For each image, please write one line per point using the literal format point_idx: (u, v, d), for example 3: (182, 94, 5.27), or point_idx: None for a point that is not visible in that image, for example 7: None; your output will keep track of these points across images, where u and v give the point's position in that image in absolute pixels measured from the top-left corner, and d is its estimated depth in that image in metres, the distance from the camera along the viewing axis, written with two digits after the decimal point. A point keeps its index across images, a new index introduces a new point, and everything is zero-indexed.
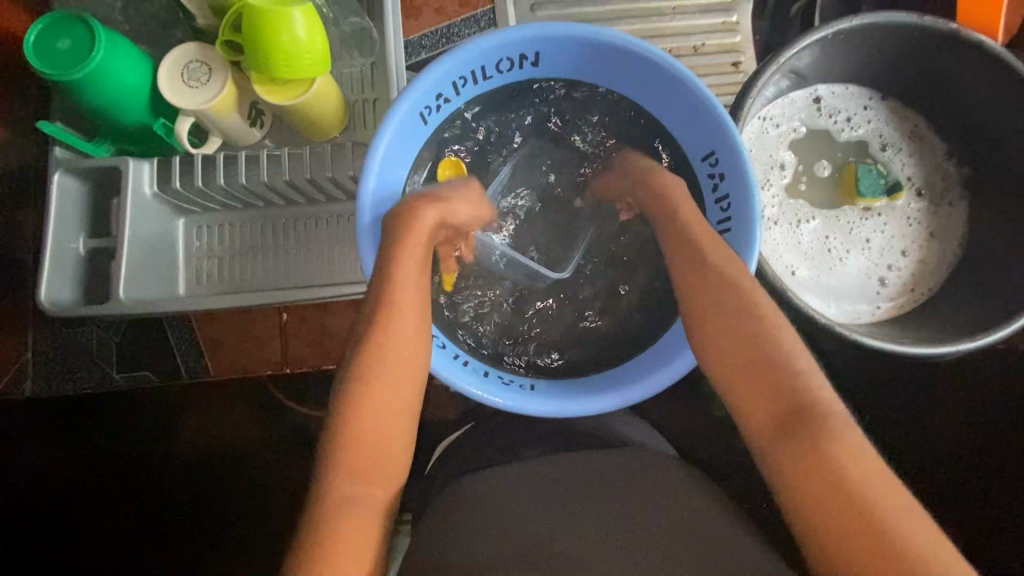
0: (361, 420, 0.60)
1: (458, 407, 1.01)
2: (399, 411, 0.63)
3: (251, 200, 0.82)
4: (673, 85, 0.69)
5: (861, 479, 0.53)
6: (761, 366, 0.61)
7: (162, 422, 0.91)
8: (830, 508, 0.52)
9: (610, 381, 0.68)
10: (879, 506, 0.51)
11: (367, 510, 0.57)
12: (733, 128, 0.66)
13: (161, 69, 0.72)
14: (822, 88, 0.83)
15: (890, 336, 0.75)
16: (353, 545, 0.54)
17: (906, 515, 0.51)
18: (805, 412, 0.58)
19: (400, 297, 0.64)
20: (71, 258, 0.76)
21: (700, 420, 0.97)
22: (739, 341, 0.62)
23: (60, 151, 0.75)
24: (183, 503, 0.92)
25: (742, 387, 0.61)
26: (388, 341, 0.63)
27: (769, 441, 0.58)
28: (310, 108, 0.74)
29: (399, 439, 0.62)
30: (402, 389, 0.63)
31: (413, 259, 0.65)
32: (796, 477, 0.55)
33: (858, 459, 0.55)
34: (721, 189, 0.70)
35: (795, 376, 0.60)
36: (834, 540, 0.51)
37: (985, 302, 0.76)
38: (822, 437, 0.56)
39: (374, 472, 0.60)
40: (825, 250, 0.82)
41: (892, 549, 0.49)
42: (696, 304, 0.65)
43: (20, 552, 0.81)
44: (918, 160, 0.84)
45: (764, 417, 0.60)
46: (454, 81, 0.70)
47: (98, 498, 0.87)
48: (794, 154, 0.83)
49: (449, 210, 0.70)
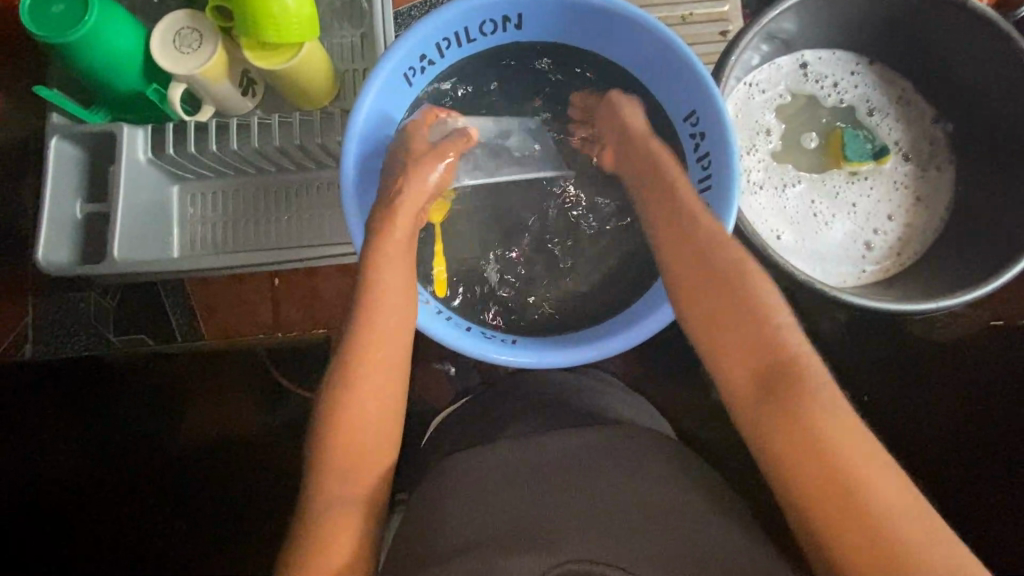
0: (354, 403, 0.58)
1: (449, 381, 0.99)
2: (388, 396, 0.60)
3: (243, 166, 0.84)
4: (652, 44, 0.70)
5: (845, 451, 0.49)
6: (745, 331, 0.56)
7: (170, 403, 0.88)
8: (807, 475, 0.49)
9: (591, 336, 0.69)
10: (867, 485, 0.47)
11: (356, 501, 0.55)
12: (711, 82, 0.67)
13: (154, 37, 0.74)
14: (808, 54, 0.84)
15: (874, 296, 0.75)
16: (347, 531, 0.53)
17: (889, 485, 0.47)
18: (789, 375, 0.53)
19: (384, 283, 0.62)
20: (69, 223, 0.79)
21: (694, 395, 0.94)
22: (721, 303, 0.59)
23: (55, 118, 0.77)
24: (149, 492, 0.85)
25: (729, 349, 0.57)
26: (376, 323, 0.61)
27: (749, 407, 0.54)
28: (300, 75, 0.75)
29: (393, 423, 0.60)
30: (393, 375, 0.61)
31: (399, 246, 0.65)
32: (777, 446, 0.51)
33: (842, 424, 0.50)
34: (702, 149, 0.71)
35: (776, 337, 0.56)
36: (818, 513, 0.48)
37: (980, 264, 0.75)
38: (806, 403, 0.51)
39: (365, 454, 0.58)
40: (811, 214, 0.82)
41: (865, 516, 0.46)
42: (678, 266, 0.63)
43: (20, 552, 0.74)
44: (906, 125, 0.84)
45: (744, 380, 0.55)
46: (437, 44, 0.72)
47: (108, 491, 0.81)
48: (780, 119, 0.84)
49: (411, 199, 0.68)
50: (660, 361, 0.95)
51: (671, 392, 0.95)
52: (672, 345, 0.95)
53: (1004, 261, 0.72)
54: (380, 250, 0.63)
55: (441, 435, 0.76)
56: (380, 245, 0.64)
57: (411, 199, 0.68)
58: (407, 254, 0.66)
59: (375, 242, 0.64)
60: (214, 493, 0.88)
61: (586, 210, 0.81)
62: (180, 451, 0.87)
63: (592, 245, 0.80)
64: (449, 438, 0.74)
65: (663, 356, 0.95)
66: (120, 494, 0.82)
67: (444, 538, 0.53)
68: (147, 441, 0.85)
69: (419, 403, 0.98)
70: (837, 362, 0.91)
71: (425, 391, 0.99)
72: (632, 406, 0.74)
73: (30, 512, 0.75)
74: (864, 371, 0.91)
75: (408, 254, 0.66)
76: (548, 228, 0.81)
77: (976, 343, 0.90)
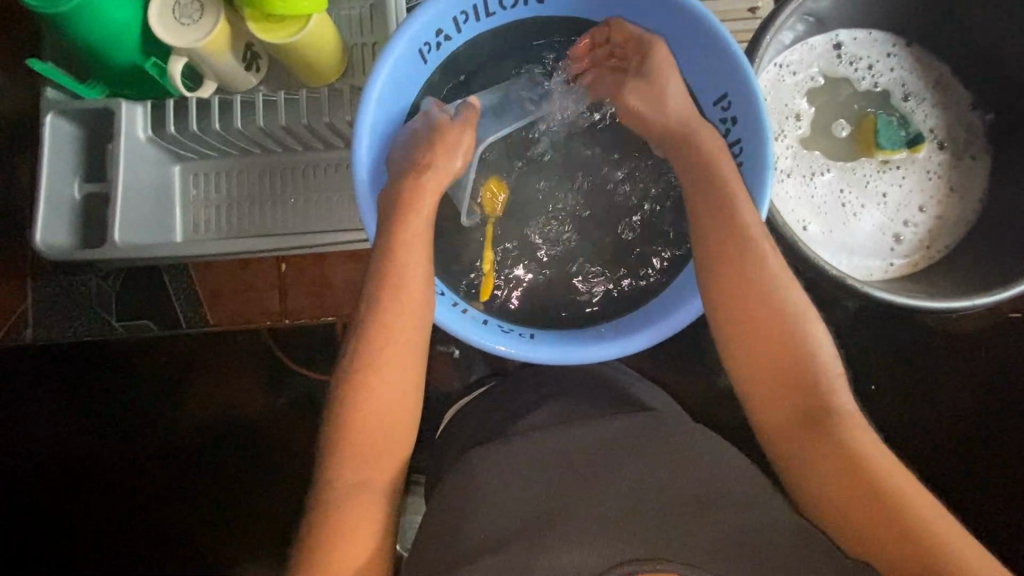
0: (369, 395, 0.56)
1: (459, 367, 0.97)
2: (403, 393, 0.57)
3: (247, 145, 0.80)
4: (684, 23, 0.66)
5: (867, 452, 0.51)
6: (775, 332, 0.56)
7: (172, 386, 0.89)
8: (842, 481, 0.50)
9: (612, 332, 0.67)
10: (901, 487, 0.48)
11: (372, 499, 0.53)
12: (746, 64, 0.63)
13: (152, 6, 0.69)
14: (843, 34, 0.79)
15: (904, 292, 0.73)
16: (362, 531, 0.51)
17: (909, 482, 0.49)
18: (811, 380, 0.55)
19: (402, 281, 0.59)
20: (68, 203, 0.76)
21: (709, 385, 0.93)
22: (752, 304, 0.57)
23: (51, 92, 0.73)
24: (153, 481, 0.88)
25: (753, 357, 0.56)
26: (390, 320, 0.58)
27: (778, 410, 0.55)
28: (307, 50, 0.70)
29: (407, 414, 0.57)
30: (408, 372, 0.58)
31: (416, 240, 0.61)
32: (808, 454, 0.52)
33: (867, 433, 0.52)
34: (732, 135, 0.67)
35: (806, 346, 0.56)
36: (847, 511, 0.49)
37: (1014, 259, 0.72)
38: (833, 411, 0.53)
39: (379, 454, 0.55)
40: (839, 204, 0.79)
41: (904, 519, 0.47)
42: (701, 262, 0.60)
43: (20, 552, 0.83)
44: (942, 111, 0.81)
45: (769, 378, 0.56)
46: (454, 18, 0.67)
47: (114, 479, 0.87)
48: (810, 103, 0.80)
49: (439, 176, 0.65)
50: (676, 350, 0.93)
51: (686, 382, 0.93)
52: (686, 334, 0.93)
53: None
54: (397, 247, 0.60)
55: (454, 426, 0.75)
56: (399, 243, 0.60)
57: (431, 187, 0.64)
58: (426, 253, 0.61)
59: (392, 243, 0.60)
60: (219, 486, 0.89)
61: (610, 196, 0.76)
62: (178, 442, 0.89)
63: (615, 233, 0.76)
64: (462, 430, 0.72)
65: (676, 345, 0.93)
66: (124, 479, 0.87)
67: (464, 537, 0.52)
68: (151, 429, 0.89)
69: (427, 388, 0.97)
70: (854, 355, 0.89)
71: (436, 378, 0.97)
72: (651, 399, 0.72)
73: (30, 513, 0.84)
74: (881, 362, 0.89)
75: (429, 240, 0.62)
76: (568, 214, 0.76)
77: (1001, 339, 0.88)
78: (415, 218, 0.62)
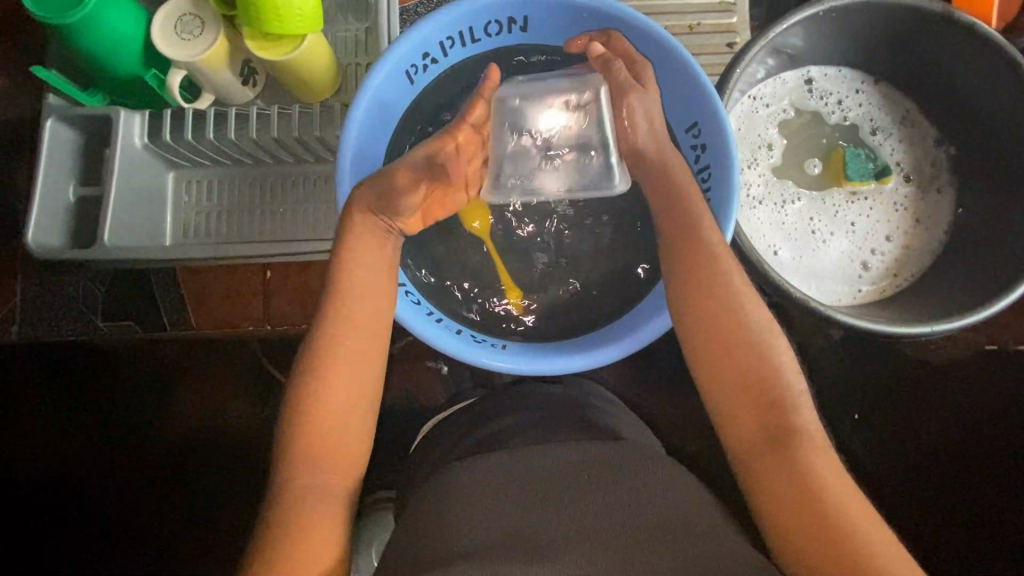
0: (325, 402, 0.56)
1: (441, 382, 0.99)
2: (357, 408, 0.57)
3: (242, 156, 0.83)
4: (656, 55, 0.70)
5: (842, 511, 0.49)
6: (750, 383, 0.56)
7: (160, 384, 0.92)
8: (804, 525, 0.49)
9: (578, 345, 0.69)
10: (863, 537, 0.48)
11: (330, 502, 0.54)
12: (714, 93, 0.67)
13: (154, 22, 0.73)
14: (814, 70, 0.84)
15: (869, 318, 0.75)
16: (316, 541, 0.51)
17: (883, 538, 0.48)
18: (789, 427, 0.54)
19: (353, 305, 0.59)
20: (61, 205, 0.79)
21: (686, 408, 0.95)
22: (721, 344, 0.57)
23: (52, 99, 0.76)
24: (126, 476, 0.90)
25: (722, 395, 0.57)
26: (343, 342, 0.58)
27: (758, 460, 0.53)
28: (301, 68, 0.73)
29: (363, 418, 0.58)
30: (359, 383, 0.58)
31: (366, 267, 0.60)
32: (772, 492, 0.52)
33: (834, 473, 0.51)
34: (702, 160, 0.70)
35: (777, 384, 0.55)
36: (812, 559, 0.48)
37: (973, 289, 0.75)
38: (803, 451, 0.52)
39: (332, 460, 0.56)
40: (809, 231, 0.82)
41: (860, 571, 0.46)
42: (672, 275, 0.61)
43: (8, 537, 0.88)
44: (909, 145, 0.84)
45: (745, 432, 0.55)
46: (441, 42, 0.72)
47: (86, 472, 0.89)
48: (783, 134, 0.84)
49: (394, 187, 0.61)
50: (655, 372, 0.95)
51: (665, 405, 0.95)
52: (667, 357, 0.95)
53: (996, 287, 0.72)
54: (350, 274, 0.60)
55: (432, 440, 0.76)
56: (350, 268, 0.60)
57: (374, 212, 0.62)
58: (382, 279, 0.61)
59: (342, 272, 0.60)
60: (200, 490, 0.91)
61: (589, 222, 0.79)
62: (159, 441, 0.91)
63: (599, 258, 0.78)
64: (440, 444, 0.73)
65: (659, 368, 0.95)
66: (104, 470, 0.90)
67: (431, 546, 0.52)
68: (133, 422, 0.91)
69: (413, 402, 0.98)
70: (829, 382, 0.91)
71: (418, 393, 0.99)
72: (626, 422, 0.73)
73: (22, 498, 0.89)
74: (854, 391, 0.91)
75: (384, 248, 0.63)
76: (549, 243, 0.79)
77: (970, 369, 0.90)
78: (363, 244, 0.61)
